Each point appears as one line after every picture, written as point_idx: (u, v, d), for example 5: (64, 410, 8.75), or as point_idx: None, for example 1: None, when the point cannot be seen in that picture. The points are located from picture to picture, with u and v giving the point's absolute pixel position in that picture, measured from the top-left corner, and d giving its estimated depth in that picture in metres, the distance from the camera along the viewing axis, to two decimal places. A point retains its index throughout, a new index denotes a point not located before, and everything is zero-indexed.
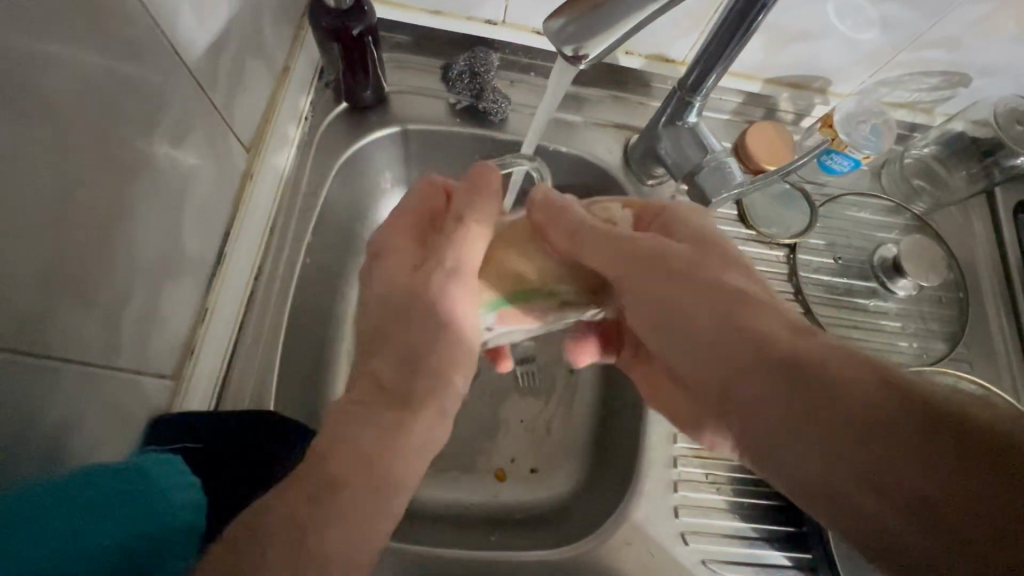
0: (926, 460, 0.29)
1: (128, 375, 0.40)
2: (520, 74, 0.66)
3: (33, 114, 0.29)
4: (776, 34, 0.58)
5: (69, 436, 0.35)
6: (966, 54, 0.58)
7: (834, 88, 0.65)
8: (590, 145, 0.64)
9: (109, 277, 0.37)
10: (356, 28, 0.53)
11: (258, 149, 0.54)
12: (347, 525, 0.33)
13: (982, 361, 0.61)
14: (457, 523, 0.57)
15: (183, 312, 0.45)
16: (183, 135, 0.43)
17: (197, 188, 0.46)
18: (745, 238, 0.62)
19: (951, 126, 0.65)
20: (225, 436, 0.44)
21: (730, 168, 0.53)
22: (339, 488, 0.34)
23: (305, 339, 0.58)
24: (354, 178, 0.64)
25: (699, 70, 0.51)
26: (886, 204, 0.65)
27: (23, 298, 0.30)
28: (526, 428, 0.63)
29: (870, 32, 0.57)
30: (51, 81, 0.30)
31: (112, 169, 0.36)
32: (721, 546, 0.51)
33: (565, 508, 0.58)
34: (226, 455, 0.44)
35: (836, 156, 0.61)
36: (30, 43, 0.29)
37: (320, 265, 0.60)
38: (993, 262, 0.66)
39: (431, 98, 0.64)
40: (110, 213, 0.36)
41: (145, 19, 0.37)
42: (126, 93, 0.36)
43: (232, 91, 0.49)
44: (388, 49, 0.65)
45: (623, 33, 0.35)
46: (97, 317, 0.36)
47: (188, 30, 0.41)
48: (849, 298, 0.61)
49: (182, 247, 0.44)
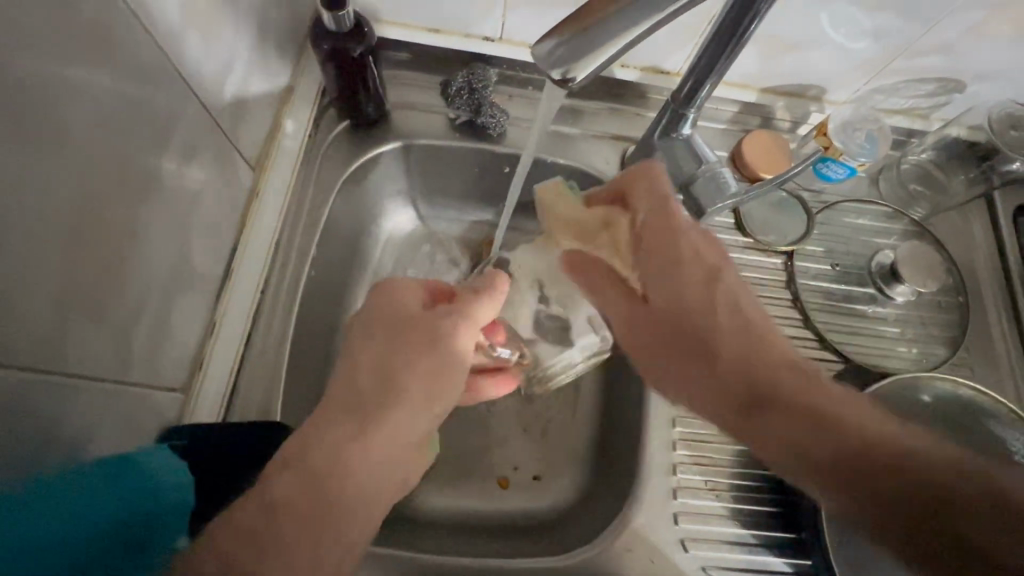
0: (829, 468, 0.37)
1: (139, 389, 0.41)
2: (518, 88, 0.67)
3: (46, 145, 0.31)
4: (768, 45, 0.59)
5: (84, 444, 0.37)
6: (960, 61, 0.59)
7: (830, 96, 0.66)
8: (588, 156, 0.66)
9: (121, 295, 0.38)
10: (357, 49, 0.54)
11: (264, 167, 0.56)
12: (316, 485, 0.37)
13: (983, 365, 0.61)
14: (462, 531, 0.58)
15: (191, 327, 0.47)
16: (191, 156, 0.44)
17: (204, 206, 0.47)
18: (742, 246, 0.63)
19: (948, 131, 0.65)
20: (226, 459, 0.43)
21: (725, 178, 0.54)
22: (332, 474, 0.38)
23: (311, 350, 0.59)
24: (359, 192, 0.66)
25: (691, 83, 0.52)
26: (884, 210, 0.65)
27: (40, 319, 0.32)
28: (529, 436, 0.64)
29: (864, 42, 0.58)
30: (64, 111, 0.32)
31: (124, 189, 0.37)
32: (723, 553, 0.52)
33: (567, 516, 0.59)
34: (220, 487, 0.43)
35: (832, 163, 0.61)
36: (41, 77, 0.30)
37: (325, 280, 0.62)
38: (993, 266, 0.66)
39: (429, 113, 0.66)
40: (122, 233, 0.38)
41: (152, 47, 0.38)
42: (135, 118, 0.38)
43: (238, 112, 0.51)
44: (389, 67, 0.66)
45: (611, 53, 0.36)
46: (110, 332, 0.38)
47: (193, 57, 0.43)
48: (848, 304, 0.61)
49: (191, 263, 0.46)
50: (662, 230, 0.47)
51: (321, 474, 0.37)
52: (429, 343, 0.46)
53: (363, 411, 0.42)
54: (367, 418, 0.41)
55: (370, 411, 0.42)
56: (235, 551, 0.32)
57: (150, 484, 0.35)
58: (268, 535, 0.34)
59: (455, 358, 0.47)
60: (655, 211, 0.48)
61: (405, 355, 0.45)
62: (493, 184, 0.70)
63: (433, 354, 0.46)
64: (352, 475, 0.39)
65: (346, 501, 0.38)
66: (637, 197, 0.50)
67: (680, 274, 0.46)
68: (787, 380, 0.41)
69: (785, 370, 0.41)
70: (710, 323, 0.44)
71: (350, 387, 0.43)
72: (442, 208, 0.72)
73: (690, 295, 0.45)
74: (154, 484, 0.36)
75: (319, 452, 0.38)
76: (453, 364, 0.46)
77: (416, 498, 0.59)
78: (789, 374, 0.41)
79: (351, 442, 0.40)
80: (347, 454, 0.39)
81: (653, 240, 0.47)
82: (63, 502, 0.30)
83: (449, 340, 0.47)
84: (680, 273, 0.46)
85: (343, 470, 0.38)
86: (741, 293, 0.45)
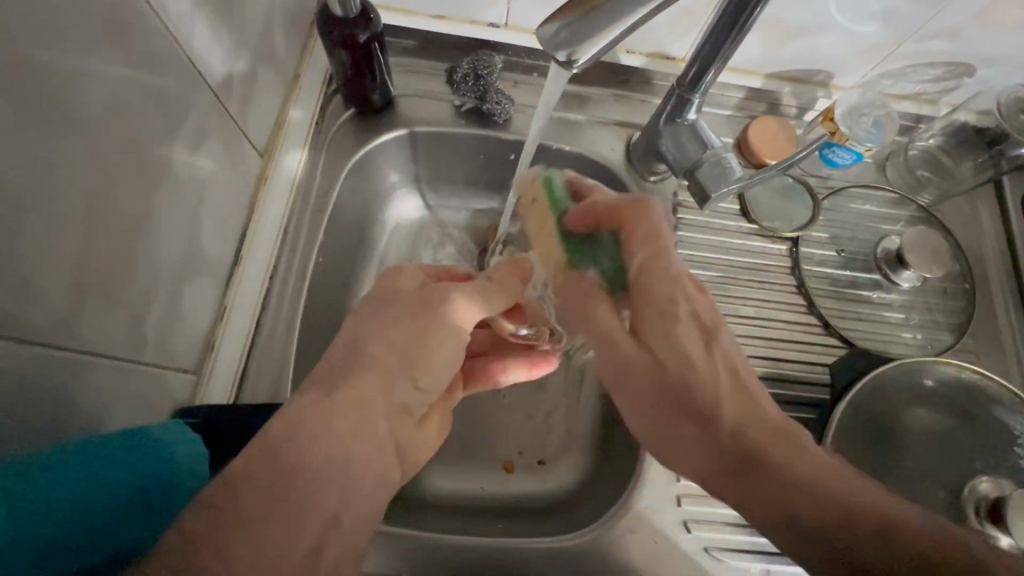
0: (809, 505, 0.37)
1: (153, 369, 0.42)
2: (524, 75, 0.67)
3: (60, 128, 0.32)
4: (775, 29, 0.59)
5: (100, 420, 0.38)
6: (970, 44, 0.58)
7: (837, 81, 0.65)
8: (593, 143, 0.66)
9: (134, 277, 0.39)
10: (363, 34, 0.55)
11: (272, 153, 0.56)
12: (276, 461, 0.34)
13: (989, 351, 0.61)
14: (466, 512, 0.59)
15: (203, 310, 0.48)
16: (200, 142, 0.45)
17: (213, 191, 0.48)
18: (747, 232, 0.63)
19: (955, 117, 0.64)
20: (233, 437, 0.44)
21: (730, 163, 0.54)
22: (296, 447, 0.35)
23: (319, 335, 0.60)
24: (365, 179, 0.66)
25: (696, 67, 0.51)
26: (891, 196, 0.65)
27: (57, 298, 0.33)
28: (534, 421, 0.65)
29: (871, 25, 0.57)
30: (77, 95, 0.33)
31: (134, 173, 0.38)
32: (725, 534, 0.52)
33: (571, 498, 0.60)
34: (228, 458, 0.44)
35: (838, 149, 0.61)
36: (54, 59, 0.31)
37: (332, 266, 0.62)
38: (1000, 251, 0.65)
39: (435, 100, 0.66)
40: (134, 216, 0.38)
41: (162, 32, 0.39)
42: (146, 104, 0.38)
43: (245, 99, 0.51)
44: (395, 54, 0.66)
45: (615, 34, 0.36)
46: (124, 312, 0.39)
47: (202, 43, 0.43)
48: (853, 290, 0.61)
49: (201, 247, 0.47)
50: (660, 264, 0.46)
51: (272, 449, 0.34)
52: (412, 324, 0.44)
53: (339, 384, 0.40)
54: (343, 391, 0.39)
55: (352, 375, 0.40)
56: (207, 536, 0.30)
57: (169, 468, 0.36)
58: (243, 516, 0.31)
59: (440, 339, 0.44)
60: (655, 242, 0.46)
61: (389, 328, 0.43)
62: (498, 171, 0.70)
63: (417, 337, 0.43)
64: (312, 448, 0.36)
65: (314, 478, 0.35)
66: (636, 244, 0.47)
67: (671, 309, 0.44)
68: (776, 448, 0.40)
69: (771, 436, 0.40)
70: (686, 364, 0.43)
71: (325, 369, 0.41)
72: (447, 195, 0.73)
73: (693, 377, 0.42)
74: (173, 468, 0.36)
75: (279, 427, 0.36)
76: (438, 330, 0.44)
77: (422, 481, 0.60)
78: (759, 428, 0.41)
79: (320, 413, 0.37)
80: (318, 425, 0.37)
81: (651, 271, 0.45)
82: (76, 484, 0.31)
83: (435, 325, 0.44)
84: (671, 311, 0.44)
85: (313, 441, 0.36)
86: (733, 353, 0.45)
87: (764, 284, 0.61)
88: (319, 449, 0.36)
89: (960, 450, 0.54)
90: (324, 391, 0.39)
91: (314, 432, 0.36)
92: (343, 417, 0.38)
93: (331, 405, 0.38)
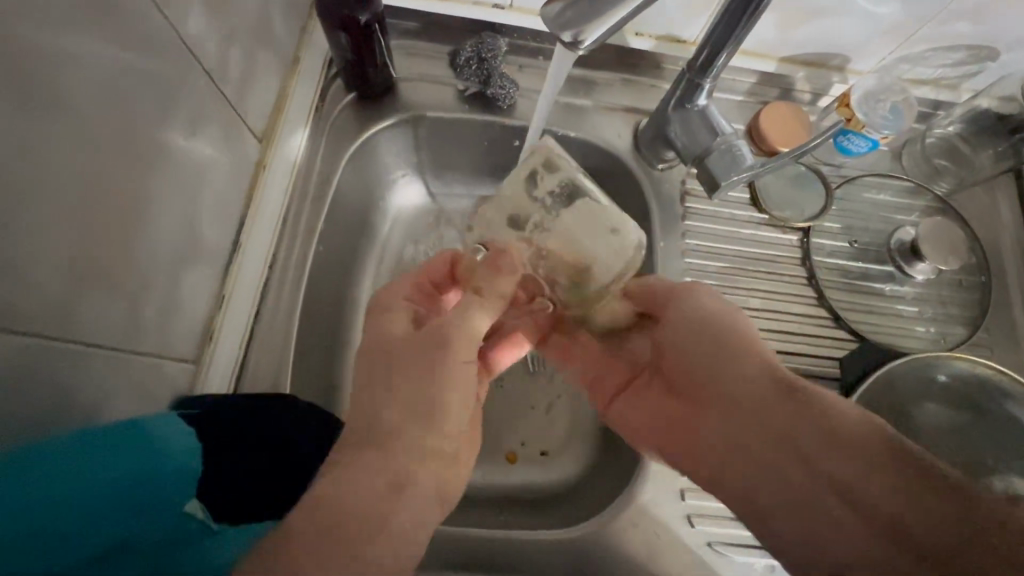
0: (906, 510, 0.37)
1: (151, 359, 0.41)
2: (530, 58, 0.65)
3: (51, 112, 0.31)
4: (791, 11, 0.57)
5: (98, 409, 0.37)
6: (995, 27, 0.56)
7: (854, 65, 0.63)
8: (599, 129, 0.64)
9: (130, 266, 0.38)
10: (363, 15, 0.53)
11: (272, 139, 0.55)
12: (328, 525, 0.35)
13: (1004, 345, 0.59)
14: (468, 503, 0.59)
15: (201, 299, 0.47)
16: (196, 127, 0.44)
17: (211, 177, 0.47)
18: (757, 222, 0.62)
19: (976, 103, 0.62)
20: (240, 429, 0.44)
21: (741, 150, 0.52)
22: (347, 510, 0.37)
23: (320, 324, 0.60)
24: (366, 165, 0.65)
25: (708, 50, 0.50)
26: (906, 185, 0.63)
27: (50, 288, 0.32)
28: (537, 413, 0.64)
29: (891, 6, 0.55)
30: (68, 79, 0.32)
31: (129, 160, 0.37)
32: (728, 529, 0.52)
33: (573, 490, 0.59)
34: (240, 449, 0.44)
35: (854, 136, 0.59)
36: (42, 39, 0.30)
37: (333, 254, 0.62)
38: (1019, 243, 0.64)
39: (439, 84, 0.64)
40: (129, 204, 0.37)
41: (155, 14, 0.37)
42: (141, 90, 0.37)
43: (243, 83, 0.50)
44: (396, 36, 0.65)
45: (623, 14, 0.35)
46: (121, 301, 0.38)
47: (197, 24, 0.42)
48: (865, 282, 0.60)
49: (199, 235, 0.46)
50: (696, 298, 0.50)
51: (312, 503, 0.36)
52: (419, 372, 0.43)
53: (375, 436, 0.40)
54: (384, 440, 0.40)
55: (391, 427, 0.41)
56: None
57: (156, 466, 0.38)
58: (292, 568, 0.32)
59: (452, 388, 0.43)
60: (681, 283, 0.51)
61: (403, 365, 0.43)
62: (502, 158, 0.69)
63: (427, 388, 0.43)
64: (363, 501, 0.37)
65: (368, 529, 0.37)
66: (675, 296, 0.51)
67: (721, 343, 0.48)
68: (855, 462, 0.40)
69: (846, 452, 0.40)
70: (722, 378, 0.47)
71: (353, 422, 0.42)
72: (450, 182, 0.72)
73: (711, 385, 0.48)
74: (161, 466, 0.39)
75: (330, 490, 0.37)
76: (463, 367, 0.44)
77: None
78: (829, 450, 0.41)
79: (366, 468, 0.39)
80: (360, 478, 0.38)
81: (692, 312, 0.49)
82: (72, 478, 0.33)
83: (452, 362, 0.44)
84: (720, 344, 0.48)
85: (362, 495, 0.38)
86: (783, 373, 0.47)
87: (774, 275, 0.60)
88: (367, 503, 0.37)
89: (969, 447, 0.53)
90: (360, 447, 0.40)
91: (365, 487, 0.38)
92: (391, 472, 0.39)
93: (373, 461, 0.39)
